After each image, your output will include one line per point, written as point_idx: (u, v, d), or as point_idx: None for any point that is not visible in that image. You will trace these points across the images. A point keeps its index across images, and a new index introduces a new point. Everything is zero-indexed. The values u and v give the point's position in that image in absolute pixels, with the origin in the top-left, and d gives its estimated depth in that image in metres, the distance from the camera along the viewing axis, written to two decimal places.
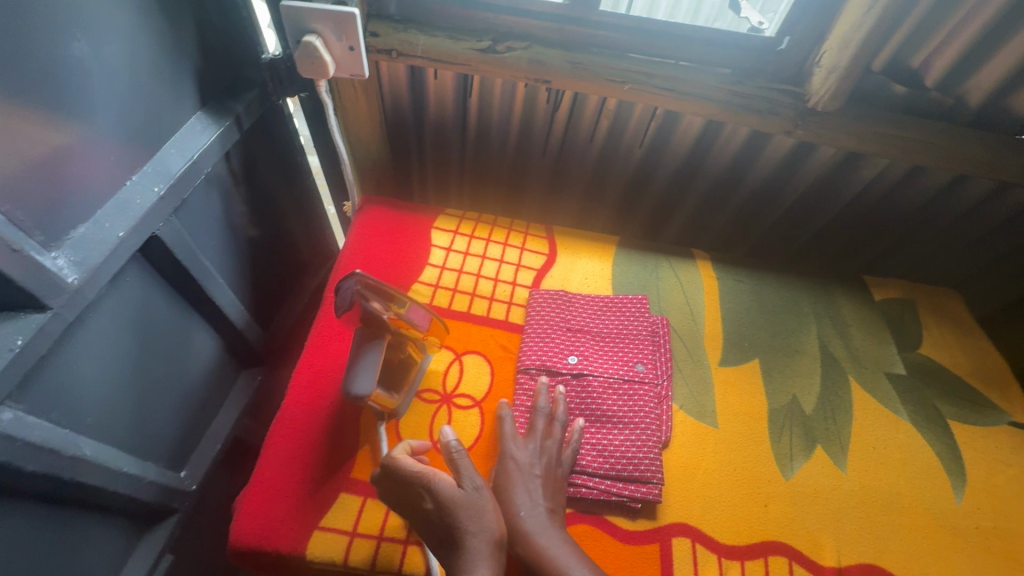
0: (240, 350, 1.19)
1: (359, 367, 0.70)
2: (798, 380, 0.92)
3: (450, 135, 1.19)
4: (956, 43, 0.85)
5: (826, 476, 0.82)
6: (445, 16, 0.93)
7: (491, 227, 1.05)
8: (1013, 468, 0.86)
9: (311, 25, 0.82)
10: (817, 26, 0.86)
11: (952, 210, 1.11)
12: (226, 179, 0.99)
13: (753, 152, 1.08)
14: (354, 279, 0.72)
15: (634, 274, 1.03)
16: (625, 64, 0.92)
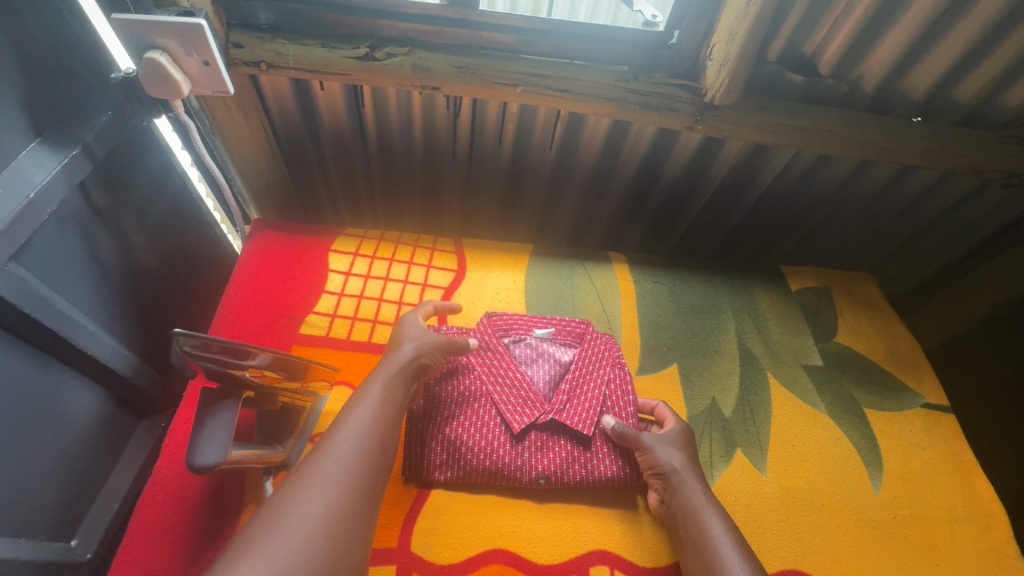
0: (135, 398, 1.08)
1: (207, 433, 0.60)
2: (717, 382, 0.90)
3: (350, 150, 1.11)
4: (843, 29, 0.84)
5: (746, 481, 0.80)
6: (317, 23, 0.85)
7: (395, 245, 0.99)
8: (927, 452, 0.86)
9: (154, 40, 0.74)
10: (704, 18, 0.83)
11: (862, 195, 1.11)
12: (87, 215, 0.88)
13: (664, 151, 1.05)
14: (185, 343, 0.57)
15: (549, 284, 0.99)
16: (516, 65, 0.87)
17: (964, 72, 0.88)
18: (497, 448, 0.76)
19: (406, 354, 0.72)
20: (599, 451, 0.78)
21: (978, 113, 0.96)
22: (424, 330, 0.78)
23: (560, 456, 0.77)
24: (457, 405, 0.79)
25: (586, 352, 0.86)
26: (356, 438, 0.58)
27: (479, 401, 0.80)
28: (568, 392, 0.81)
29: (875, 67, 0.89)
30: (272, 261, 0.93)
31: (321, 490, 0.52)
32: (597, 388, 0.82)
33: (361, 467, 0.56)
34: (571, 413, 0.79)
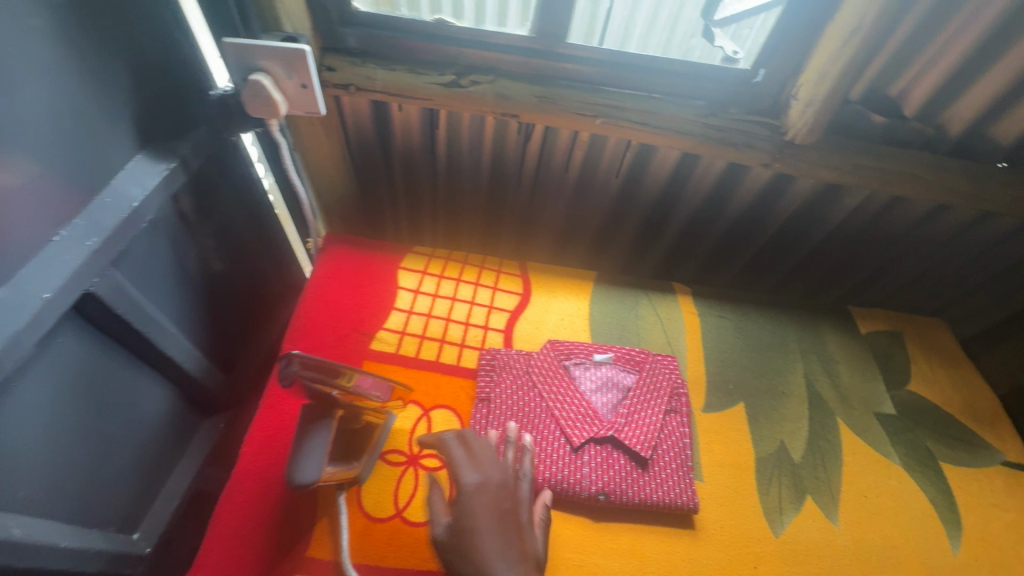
0: (197, 399, 1.12)
1: (305, 451, 0.64)
2: (786, 425, 0.88)
3: (419, 168, 1.13)
4: (934, 73, 0.82)
5: (818, 531, 0.77)
6: (405, 50, 0.88)
7: (462, 266, 1.01)
8: (1009, 514, 0.82)
9: (259, 62, 0.77)
10: (791, 58, 0.83)
11: (936, 238, 1.08)
12: (176, 222, 0.92)
13: (732, 184, 1.04)
14: (292, 360, 0.65)
15: (613, 313, 0.98)
16: (595, 98, 0.88)
17: None
18: (557, 463, 0.77)
19: (485, 499, 0.63)
20: (659, 473, 0.77)
21: None
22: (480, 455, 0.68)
23: (618, 476, 0.77)
24: (520, 419, 0.81)
25: (647, 377, 0.87)
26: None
27: (536, 419, 0.81)
28: (629, 414, 0.82)
29: (964, 112, 0.87)
30: (345, 275, 0.96)
31: None
32: (657, 415, 0.82)
33: None
34: (631, 433, 0.80)
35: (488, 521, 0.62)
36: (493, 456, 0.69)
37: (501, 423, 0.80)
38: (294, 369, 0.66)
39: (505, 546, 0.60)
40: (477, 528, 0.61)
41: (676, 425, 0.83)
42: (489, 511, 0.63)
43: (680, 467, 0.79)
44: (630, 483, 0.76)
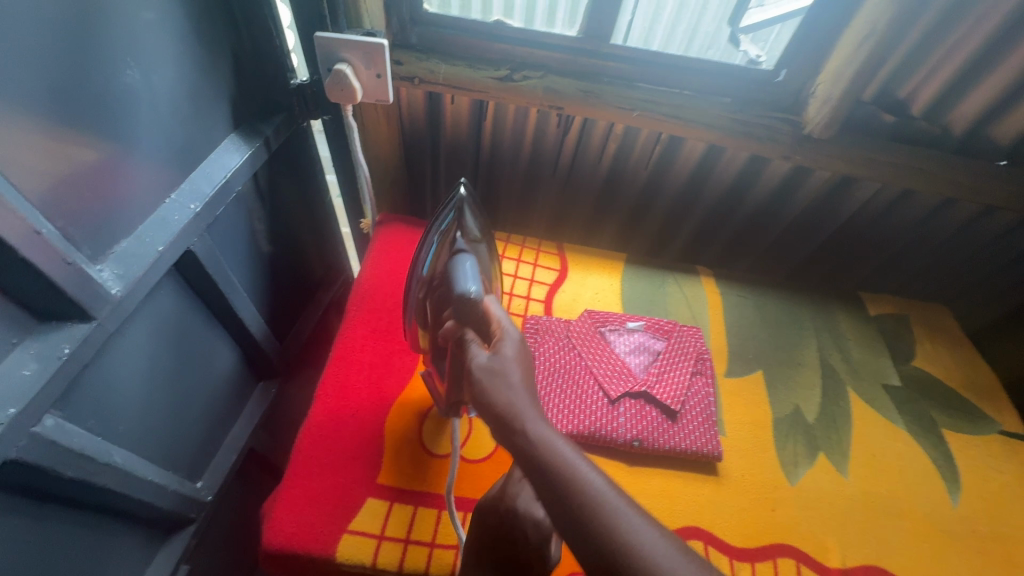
0: (257, 363, 1.22)
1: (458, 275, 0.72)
2: (801, 391, 0.97)
3: (464, 156, 1.23)
4: (940, 76, 0.92)
5: (829, 482, 0.86)
6: (464, 47, 0.99)
7: (505, 244, 1.11)
8: (1005, 475, 0.90)
9: (341, 55, 0.88)
10: (811, 60, 0.93)
11: (942, 230, 1.17)
12: (252, 196, 1.03)
13: (753, 175, 1.14)
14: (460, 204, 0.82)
15: (642, 289, 1.08)
16: (633, 93, 0.99)
17: None
18: (595, 412, 0.86)
19: (521, 396, 0.58)
20: (687, 426, 0.86)
21: None
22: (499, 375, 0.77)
23: (651, 426, 0.86)
24: (562, 375, 0.90)
25: (675, 343, 0.96)
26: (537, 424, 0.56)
27: (577, 376, 0.90)
28: (660, 374, 0.91)
29: (966, 113, 0.97)
30: (401, 248, 1.06)
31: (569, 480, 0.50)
32: (685, 375, 0.91)
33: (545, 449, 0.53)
34: (662, 390, 0.89)
35: (526, 414, 0.56)
36: (512, 352, 0.63)
37: (543, 377, 0.90)
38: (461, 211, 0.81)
39: (553, 430, 0.55)
40: (527, 425, 0.55)
41: (701, 386, 0.92)
42: (525, 401, 0.57)
43: (706, 421, 0.88)
44: (661, 433, 0.85)
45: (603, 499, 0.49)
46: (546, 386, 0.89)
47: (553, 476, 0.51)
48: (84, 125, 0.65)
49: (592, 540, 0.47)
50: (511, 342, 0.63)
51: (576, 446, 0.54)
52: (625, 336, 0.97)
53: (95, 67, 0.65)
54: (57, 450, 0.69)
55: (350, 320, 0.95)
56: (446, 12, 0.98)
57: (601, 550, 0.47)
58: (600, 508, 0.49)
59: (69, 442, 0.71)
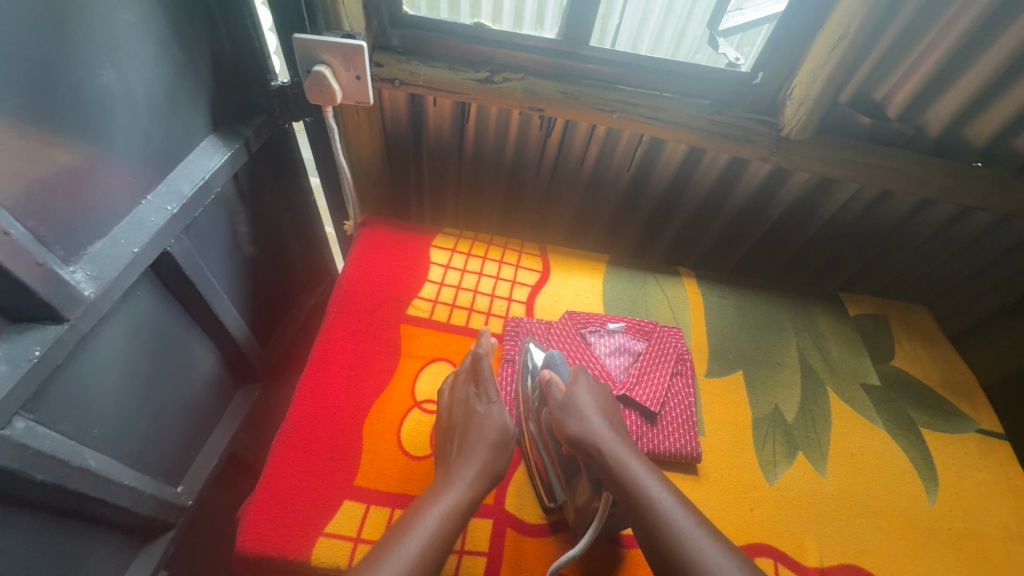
0: (240, 366, 1.22)
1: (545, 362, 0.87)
2: (780, 391, 0.97)
3: (448, 158, 1.24)
4: (913, 78, 0.93)
5: (807, 481, 0.86)
6: (445, 49, 0.99)
7: (487, 245, 1.11)
8: (981, 473, 0.91)
9: (321, 56, 0.88)
10: (787, 63, 0.94)
11: (920, 231, 1.18)
12: (232, 198, 1.02)
13: (734, 177, 1.15)
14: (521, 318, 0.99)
15: (623, 290, 1.08)
16: (613, 95, 0.99)
17: None
18: None
19: (599, 426, 0.74)
20: (666, 427, 0.87)
21: None
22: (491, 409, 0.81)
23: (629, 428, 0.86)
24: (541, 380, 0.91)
25: (655, 344, 0.97)
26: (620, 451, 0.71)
27: None
28: (639, 376, 0.91)
29: (940, 115, 0.99)
30: (382, 250, 1.06)
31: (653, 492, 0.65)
32: (665, 375, 0.92)
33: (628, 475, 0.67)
34: (641, 392, 0.89)
35: (607, 438, 0.72)
36: (585, 393, 0.79)
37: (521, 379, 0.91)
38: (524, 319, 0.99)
39: (629, 452, 0.70)
40: (606, 448, 0.71)
41: (680, 386, 0.93)
42: (604, 431, 0.73)
43: (686, 422, 0.88)
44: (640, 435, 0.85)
45: (673, 520, 0.62)
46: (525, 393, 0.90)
47: (638, 498, 0.65)
48: (60, 125, 0.65)
49: (662, 546, 0.61)
50: (581, 393, 0.79)
51: (652, 468, 0.69)
52: (605, 337, 0.97)
53: (70, 68, 0.65)
54: (27, 453, 0.68)
55: (329, 321, 0.95)
56: (434, 15, 0.97)
57: (667, 552, 0.60)
58: (670, 518, 0.62)
59: (39, 445, 0.70)
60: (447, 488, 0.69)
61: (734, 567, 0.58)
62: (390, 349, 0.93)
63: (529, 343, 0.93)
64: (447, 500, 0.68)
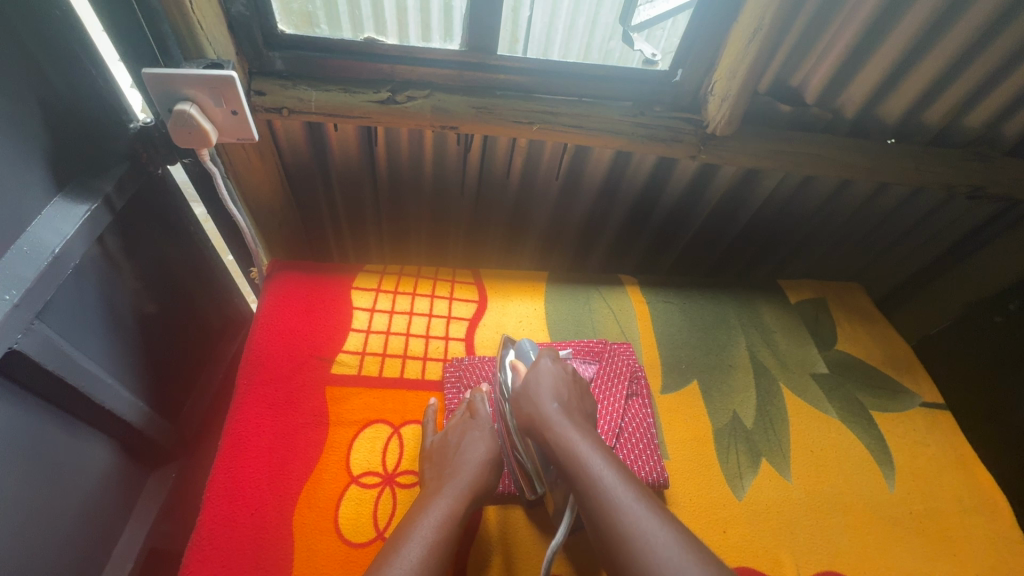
0: (144, 449, 1.05)
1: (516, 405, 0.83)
2: (735, 395, 0.95)
3: (361, 186, 1.12)
4: (827, 63, 0.92)
5: (774, 488, 0.84)
6: (336, 69, 0.87)
7: (416, 279, 1.01)
8: (931, 448, 0.93)
9: (182, 91, 0.74)
10: (705, 57, 0.90)
11: (845, 210, 1.20)
12: (103, 263, 0.86)
13: (664, 177, 1.11)
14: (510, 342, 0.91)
15: (567, 310, 1.02)
16: (530, 105, 0.92)
17: (933, 96, 0.98)
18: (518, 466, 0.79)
19: (547, 408, 0.74)
20: (629, 458, 0.81)
21: (943, 134, 1.06)
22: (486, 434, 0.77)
23: None
24: None
25: (606, 367, 0.91)
26: (567, 428, 0.70)
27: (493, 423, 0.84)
28: None
29: (854, 97, 0.98)
30: (295, 302, 0.94)
31: (591, 462, 0.64)
32: (618, 401, 0.87)
33: (569, 451, 0.67)
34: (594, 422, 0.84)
35: (554, 416, 0.72)
36: (539, 374, 0.79)
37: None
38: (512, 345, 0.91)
39: (577, 431, 0.70)
40: (553, 425, 0.71)
41: (638, 408, 0.88)
42: (552, 412, 0.73)
43: (647, 448, 0.83)
44: None
45: (611, 489, 0.61)
46: None
47: (578, 472, 0.64)
48: None
49: (600, 521, 0.59)
50: (537, 375, 0.79)
51: (594, 446, 0.67)
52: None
53: None
54: None
55: (240, 396, 0.82)
56: (338, 35, 0.85)
57: (607, 536, 0.58)
58: (609, 496, 0.60)
59: None
60: (439, 496, 0.67)
61: (666, 537, 0.55)
62: (315, 419, 0.81)
63: (483, 386, 0.87)
64: (440, 508, 0.65)
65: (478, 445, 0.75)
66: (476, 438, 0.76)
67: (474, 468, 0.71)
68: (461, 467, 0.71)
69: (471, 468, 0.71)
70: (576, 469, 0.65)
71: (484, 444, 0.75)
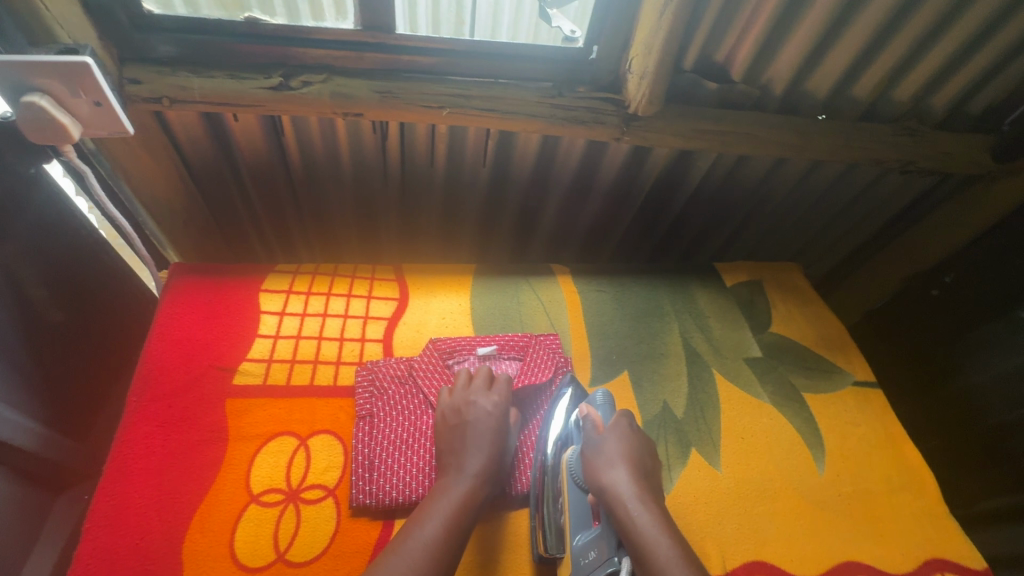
0: (49, 474, 0.97)
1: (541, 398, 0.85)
2: (667, 384, 0.92)
3: (275, 181, 1.04)
4: (750, 36, 0.88)
5: (702, 479, 0.82)
6: (220, 52, 0.79)
7: (331, 278, 0.95)
8: (861, 428, 0.92)
9: (32, 81, 0.66)
10: (620, 34, 0.85)
11: (783, 187, 1.17)
12: None
13: (595, 160, 1.06)
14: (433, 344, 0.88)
15: (494, 303, 0.97)
16: (440, 88, 0.86)
17: (860, 69, 0.95)
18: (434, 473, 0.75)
19: (624, 483, 0.69)
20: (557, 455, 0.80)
21: (872, 109, 1.05)
22: (487, 409, 0.76)
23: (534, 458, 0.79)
24: (383, 426, 0.79)
25: (530, 363, 0.88)
26: (642, 513, 0.66)
27: (409, 425, 0.80)
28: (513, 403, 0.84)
29: (781, 72, 0.95)
30: (195, 308, 0.87)
31: (670, 567, 0.61)
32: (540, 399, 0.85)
33: (641, 540, 0.64)
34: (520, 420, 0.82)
35: (628, 495, 0.68)
36: (617, 443, 0.74)
37: (384, 440, 0.77)
38: (435, 348, 0.88)
39: (653, 518, 0.66)
40: (628, 505, 0.67)
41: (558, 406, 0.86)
42: (631, 489, 0.69)
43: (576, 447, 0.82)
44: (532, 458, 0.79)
45: None
46: (368, 439, 0.77)
47: (650, 563, 0.62)
48: None
49: None
50: (616, 442, 0.74)
51: (676, 547, 0.63)
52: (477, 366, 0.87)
53: None
54: None
55: (130, 416, 0.75)
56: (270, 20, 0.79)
57: None
58: None
59: None
60: (444, 494, 0.66)
61: None
62: (213, 434, 0.75)
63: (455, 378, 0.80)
64: (442, 515, 0.63)
65: (482, 427, 0.74)
66: (480, 420, 0.74)
67: (481, 458, 0.70)
68: (468, 453, 0.70)
69: (477, 458, 0.70)
70: (648, 559, 0.62)
71: (489, 426, 0.74)
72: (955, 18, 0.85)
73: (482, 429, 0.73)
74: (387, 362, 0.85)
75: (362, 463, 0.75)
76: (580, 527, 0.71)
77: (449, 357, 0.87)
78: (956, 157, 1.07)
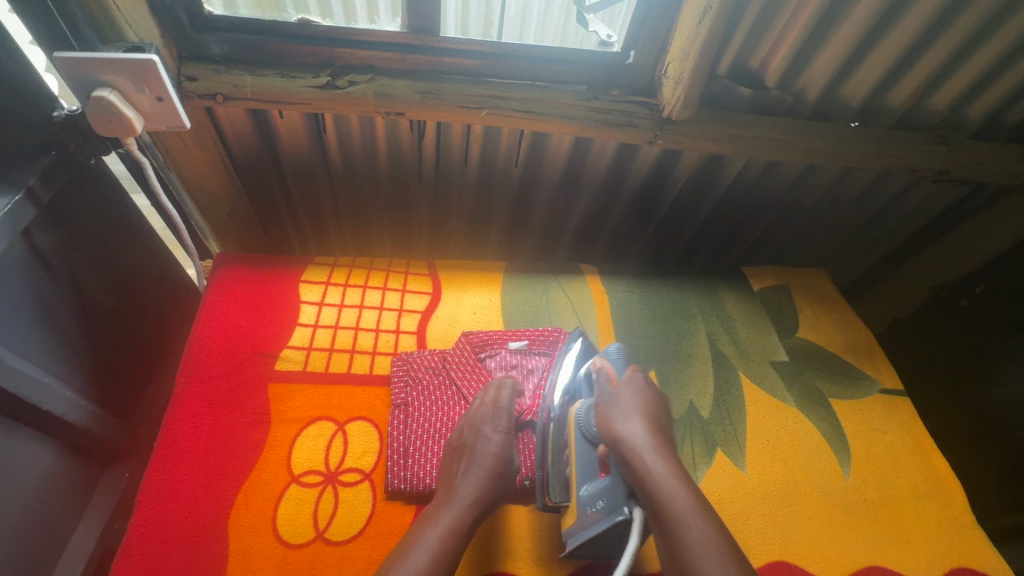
0: (95, 450, 1.01)
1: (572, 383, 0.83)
2: (693, 385, 0.94)
3: (314, 176, 1.08)
4: (786, 43, 0.89)
5: (728, 479, 0.83)
6: (274, 53, 0.83)
7: (367, 272, 0.98)
8: (887, 436, 0.92)
9: (101, 77, 0.70)
10: (656, 41, 0.87)
11: (813, 193, 1.17)
12: (29, 259, 0.81)
13: (626, 162, 1.08)
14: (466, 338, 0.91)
15: (523, 300, 1.00)
16: (480, 89, 0.89)
17: (896, 77, 0.95)
18: None
19: (639, 433, 0.70)
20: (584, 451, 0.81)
21: (907, 117, 1.05)
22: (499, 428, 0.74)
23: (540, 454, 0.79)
24: (417, 415, 0.81)
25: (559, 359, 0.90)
26: (658, 463, 0.67)
27: (442, 417, 0.82)
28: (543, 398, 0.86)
29: (816, 79, 0.96)
30: (239, 298, 0.90)
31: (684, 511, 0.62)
32: None
33: (656, 491, 0.64)
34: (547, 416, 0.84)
35: (644, 445, 0.69)
36: (633, 397, 0.75)
37: (418, 429, 0.80)
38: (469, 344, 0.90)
39: (665, 464, 0.67)
40: (644, 457, 0.67)
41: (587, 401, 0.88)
42: (647, 440, 0.69)
43: None
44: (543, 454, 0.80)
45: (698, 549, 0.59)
46: (402, 426, 0.80)
47: (664, 507, 0.63)
48: None
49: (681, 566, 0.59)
50: (630, 395, 0.76)
51: (690, 492, 0.64)
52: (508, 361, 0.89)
53: None
54: None
55: (179, 399, 0.78)
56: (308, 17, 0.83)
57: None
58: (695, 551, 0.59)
59: None
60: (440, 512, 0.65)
61: None
62: (255, 418, 0.78)
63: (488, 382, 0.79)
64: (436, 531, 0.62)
65: (490, 444, 0.72)
66: (492, 437, 0.72)
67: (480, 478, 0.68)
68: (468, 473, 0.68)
69: (474, 480, 0.68)
70: (662, 505, 0.63)
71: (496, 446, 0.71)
72: (996, 28, 0.85)
73: (489, 445, 0.71)
74: (421, 355, 0.88)
75: (396, 450, 0.77)
76: (586, 476, 0.72)
77: (481, 351, 0.90)
78: (991, 167, 1.06)
